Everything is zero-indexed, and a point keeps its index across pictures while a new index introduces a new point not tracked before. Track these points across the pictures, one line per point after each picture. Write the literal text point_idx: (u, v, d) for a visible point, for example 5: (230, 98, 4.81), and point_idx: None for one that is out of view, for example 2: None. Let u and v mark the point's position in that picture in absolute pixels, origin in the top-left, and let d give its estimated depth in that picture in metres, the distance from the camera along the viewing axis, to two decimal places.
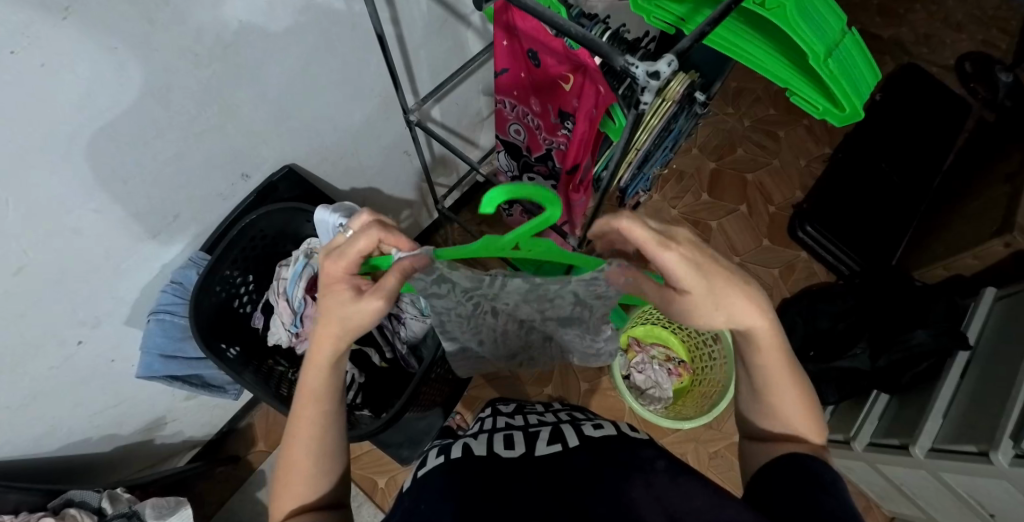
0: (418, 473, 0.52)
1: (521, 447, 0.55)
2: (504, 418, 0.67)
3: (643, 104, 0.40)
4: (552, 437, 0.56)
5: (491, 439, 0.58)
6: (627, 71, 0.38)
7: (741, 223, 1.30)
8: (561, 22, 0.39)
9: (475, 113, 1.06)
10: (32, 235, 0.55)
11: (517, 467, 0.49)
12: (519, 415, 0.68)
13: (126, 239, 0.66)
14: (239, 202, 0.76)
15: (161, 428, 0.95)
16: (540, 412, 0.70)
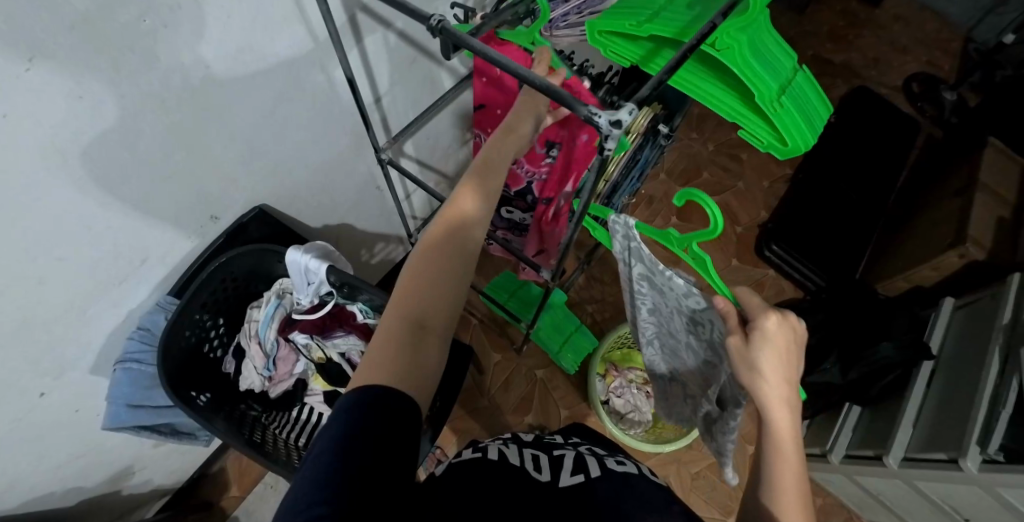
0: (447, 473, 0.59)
1: (547, 474, 0.59)
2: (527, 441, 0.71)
3: (606, 151, 0.42)
4: (573, 468, 0.61)
5: (523, 457, 0.63)
6: (591, 121, 0.39)
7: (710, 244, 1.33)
8: (527, 73, 0.40)
9: (448, 146, 1.08)
10: None
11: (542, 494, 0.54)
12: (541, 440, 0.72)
13: (93, 285, 0.64)
14: (209, 245, 0.75)
15: (129, 478, 0.91)
16: (559, 441, 0.73)
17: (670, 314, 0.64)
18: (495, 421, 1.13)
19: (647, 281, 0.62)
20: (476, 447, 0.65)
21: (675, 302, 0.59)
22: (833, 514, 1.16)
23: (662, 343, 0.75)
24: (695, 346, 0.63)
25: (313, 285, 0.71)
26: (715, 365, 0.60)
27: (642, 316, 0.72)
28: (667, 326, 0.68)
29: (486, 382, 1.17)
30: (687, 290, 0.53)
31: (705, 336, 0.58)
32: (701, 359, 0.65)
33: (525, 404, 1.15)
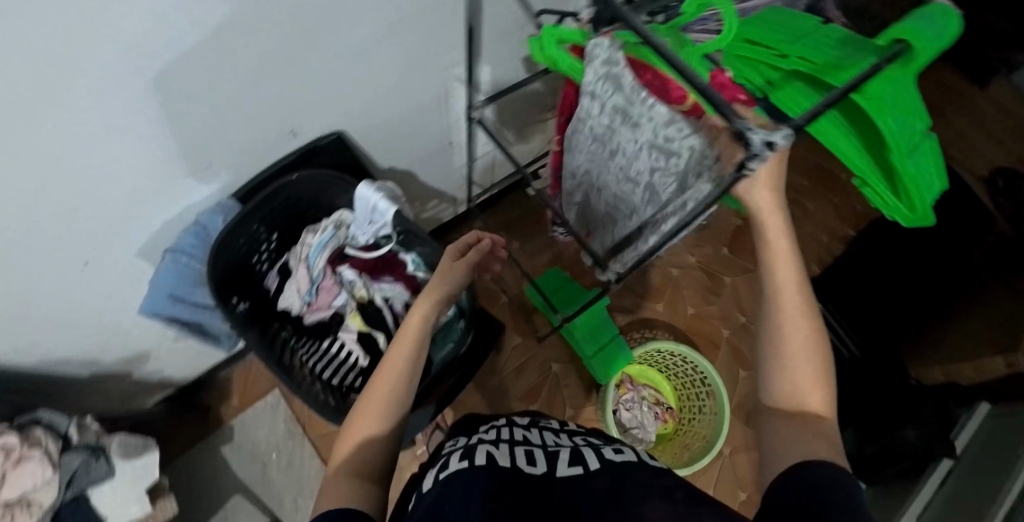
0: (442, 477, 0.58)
1: (544, 468, 0.59)
2: (520, 431, 0.72)
3: (747, 169, 0.42)
4: (572, 460, 0.61)
5: (513, 450, 0.63)
6: (744, 136, 0.39)
7: (754, 285, 1.24)
8: (689, 72, 0.39)
9: (526, 119, 1.05)
10: (75, 151, 0.52)
11: (541, 486, 0.54)
12: (534, 432, 0.72)
13: (164, 171, 0.63)
14: (281, 160, 0.74)
15: (145, 363, 0.91)
16: (554, 433, 0.74)
17: (633, 170, 0.67)
18: (499, 402, 1.13)
19: (623, 123, 0.63)
20: (468, 448, 0.64)
21: (643, 136, 0.61)
22: None
23: (608, 211, 0.78)
24: (652, 200, 0.67)
25: (375, 226, 0.72)
26: (668, 212, 0.64)
27: (601, 179, 0.74)
28: (624, 191, 0.71)
29: (499, 363, 1.16)
30: (671, 119, 0.56)
31: (674, 177, 0.61)
32: (650, 213, 0.69)
33: (533, 392, 1.14)
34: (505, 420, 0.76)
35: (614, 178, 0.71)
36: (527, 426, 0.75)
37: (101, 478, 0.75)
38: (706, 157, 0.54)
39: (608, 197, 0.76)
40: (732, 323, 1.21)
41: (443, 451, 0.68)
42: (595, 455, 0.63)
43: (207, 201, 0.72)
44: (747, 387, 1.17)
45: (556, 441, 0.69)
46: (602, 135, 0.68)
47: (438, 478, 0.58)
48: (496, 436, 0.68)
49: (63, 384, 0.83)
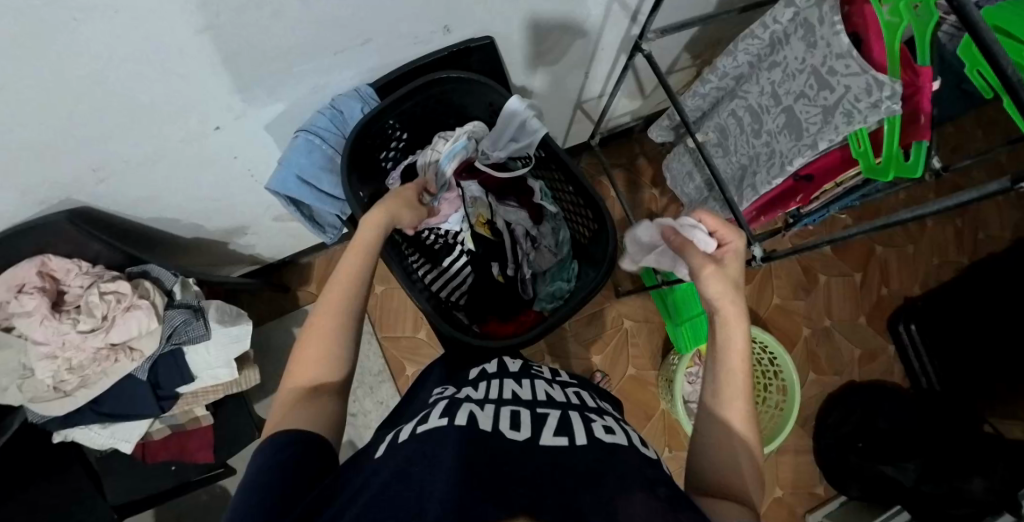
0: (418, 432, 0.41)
1: (529, 434, 0.41)
2: (508, 382, 0.52)
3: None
4: (558, 427, 0.43)
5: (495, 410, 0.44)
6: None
7: (845, 290, 1.20)
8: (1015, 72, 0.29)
9: (668, 64, 0.95)
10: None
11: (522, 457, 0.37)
12: (525, 381, 0.52)
13: (311, 44, 0.59)
14: (430, 54, 0.68)
15: (240, 236, 0.95)
16: (546, 380, 0.55)
17: (782, 89, 0.61)
18: (561, 347, 1.12)
19: (802, 37, 0.56)
20: (452, 403, 0.46)
21: (811, 64, 0.55)
22: None
23: (720, 129, 0.73)
24: (776, 132, 0.63)
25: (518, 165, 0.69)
26: (788, 148, 0.61)
27: (740, 92, 0.68)
28: (759, 109, 0.65)
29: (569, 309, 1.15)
30: (848, 53, 0.50)
31: (818, 113, 0.55)
32: (781, 144, 0.62)
33: (596, 344, 1.13)
34: (495, 367, 0.56)
35: (756, 93, 0.65)
36: (517, 375, 0.55)
37: (198, 337, 0.78)
38: (859, 102, 0.50)
39: (733, 113, 0.70)
40: (816, 324, 1.18)
41: (427, 401, 0.49)
42: (583, 427, 0.43)
43: (348, 85, 0.68)
44: (813, 391, 1.14)
45: (552, 397, 0.50)
46: (763, 48, 0.62)
47: (415, 432, 0.39)
48: (482, 393, 0.48)
49: (167, 236, 0.86)
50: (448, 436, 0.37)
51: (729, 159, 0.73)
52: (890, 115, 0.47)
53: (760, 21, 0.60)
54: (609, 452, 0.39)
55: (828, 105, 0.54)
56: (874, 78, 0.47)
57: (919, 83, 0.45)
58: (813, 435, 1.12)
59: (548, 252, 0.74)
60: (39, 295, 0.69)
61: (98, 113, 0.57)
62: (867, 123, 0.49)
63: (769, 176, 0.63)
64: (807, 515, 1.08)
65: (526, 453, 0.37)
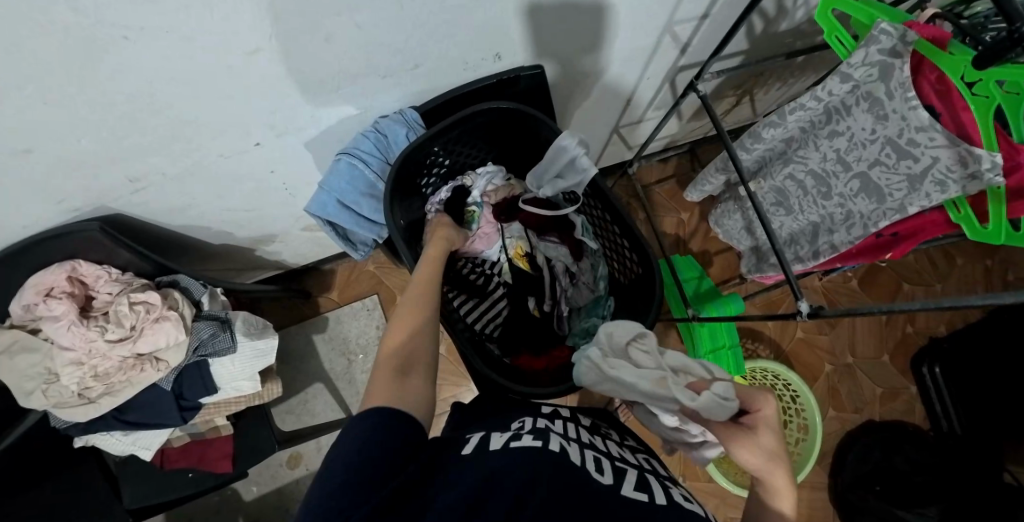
0: (511, 443, 0.42)
1: (611, 480, 0.42)
2: (583, 430, 0.52)
3: None
4: (638, 483, 0.43)
5: (580, 449, 0.45)
6: None
7: (870, 327, 1.18)
8: None
9: (711, 92, 0.93)
10: (286, 22, 0.47)
11: (608, 504, 0.37)
12: (598, 435, 0.53)
13: (361, 67, 0.58)
14: (477, 80, 0.66)
15: (268, 244, 0.94)
16: (618, 442, 0.55)
17: (850, 156, 0.59)
18: None
19: (866, 109, 0.54)
20: (538, 429, 0.47)
21: (884, 134, 0.54)
22: None
23: (779, 190, 0.71)
24: (850, 195, 0.61)
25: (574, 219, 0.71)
26: (869, 213, 0.59)
27: (796, 157, 0.66)
28: (824, 174, 0.63)
29: None
30: (929, 126, 0.49)
31: (901, 181, 0.54)
32: (862, 207, 0.60)
33: None
34: (568, 412, 0.57)
35: (818, 159, 0.63)
36: (591, 427, 0.56)
37: (225, 349, 0.77)
38: (952, 173, 0.49)
39: (791, 176, 0.68)
40: (838, 361, 1.17)
41: (504, 421, 0.50)
42: (661, 489, 0.44)
43: (393, 107, 0.67)
44: (831, 428, 1.13)
45: (625, 455, 0.51)
46: (817, 117, 0.60)
47: (509, 445, 0.42)
48: (562, 429, 0.49)
49: (197, 243, 0.85)
50: (536, 465, 0.39)
51: (796, 217, 0.71)
52: (990, 186, 0.46)
53: (812, 94, 0.57)
54: (686, 515, 0.39)
55: (917, 176, 0.52)
56: (970, 152, 0.46)
57: (1020, 159, 0.44)
58: (830, 472, 1.11)
59: (586, 289, 0.74)
60: (68, 300, 0.69)
61: (141, 127, 0.56)
62: (965, 191, 0.48)
63: (850, 236, 0.62)
64: None
65: (608, 492, 0.39)
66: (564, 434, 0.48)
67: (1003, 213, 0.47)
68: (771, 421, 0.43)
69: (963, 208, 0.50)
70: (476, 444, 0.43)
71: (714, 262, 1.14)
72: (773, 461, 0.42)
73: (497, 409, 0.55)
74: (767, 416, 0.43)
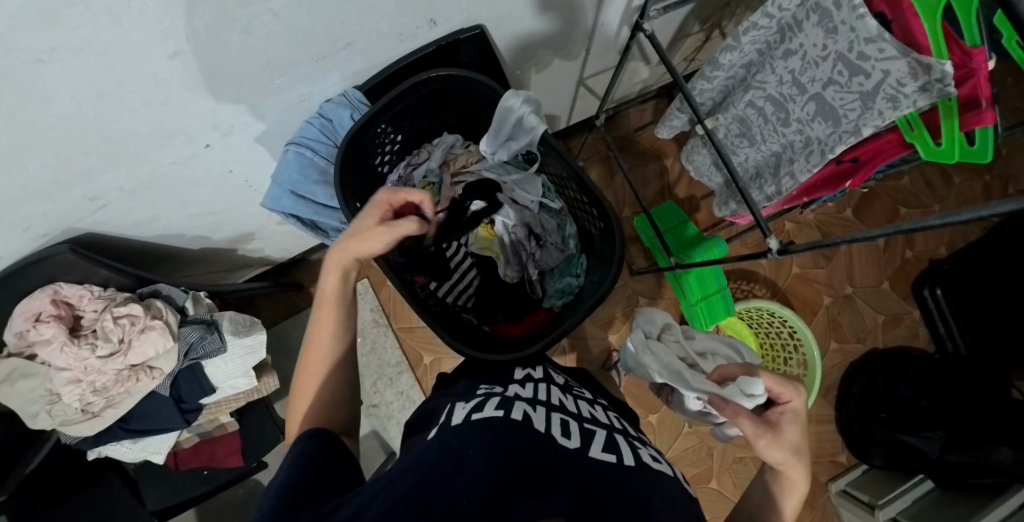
0: (471, 416, 0.44)
1: (577, 444, 0.43)
2: (555, 391, 0.55)
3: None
4: (605, 445, 0.45)
5: (546, 415, 0.47)
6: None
7: (868, 255, 1.16)
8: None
9: (676, 29, 0.89)
10: (200, 21, 0.45)
11: (567, 464, 0.39)
12: (570, 396, 0.55)
13: (291, 54, 0.56)
14: (416, 50, 0.64)
15: (247, 242, 0.95)
16: (589, 401, 0.58)
17: (805, 77, 0.56)
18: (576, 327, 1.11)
19: (817, 22, 0.52)
20: (505, 399, 0.48)
21: (834, 48, 0.51)
22: None
23: (740, 120, 0.68)
24: (808, 119, 0.58)
25: (524, 188, 0.71)
26: (825, 137, 0.57)
27: (754, 82, 0.63)
28: (781, 98, 0.60)
29: None
30: (878, 37, 0.46)
31: (854, 99, 0.52)
32: (820, 131, 0.57)
33: (613, 323, 1.12)
34: (542, 372, 0.59)
35: (774, 82, 0.60)
36: (562, 388, 0.57)
37: (216, 350, 0.80)
38: (903, 86, 0.46)
39: (751, 104, 0.65)
40: (836, 293, 1.15)
41: (474, 390, 0.51)
42: (628, 450, 0.46)
43: (335, 90, 0.66)
44: (834, 361, 1.13)
45: (595, 416, 0.53)
46: (772, 36, 0.57)
47: (469, 418, 0.44)
48: (529, 394, 0.51)
49: (175, 250, 0.86)
50: (500, 430, 0.41)
51: (758, 148, 0.68)
52: (943, 98, 0.44)
53: (763, 10, 0.55)
54: (650, 476, 0.42)
55: (869, 93, 0.50)
56: (918, 59, 0.44)
57: (974, 65, 0.41)
58: (836, 405, 1.11)
59: (555, 248, 0.72)
60: (56, 323, 0.71)
61: (84, 145, 0.56)
62: (916, 107, 0.46)
63: (809, 164, 0.59)
64: (830, 482, 1.08)
65: (568, 453, 0.41)
66: (532, 401, 0.49)
67: (954, 124, 0.45)
68: (798, 413, 0.48)
69: (918, 125, 0.49)
70: (440, 425, 0.45)
71: (700, 206, 1.12)
72: (796, 454, 0.46)
73: (467, 381, 0.56)
74: (795, 410, 0.48)
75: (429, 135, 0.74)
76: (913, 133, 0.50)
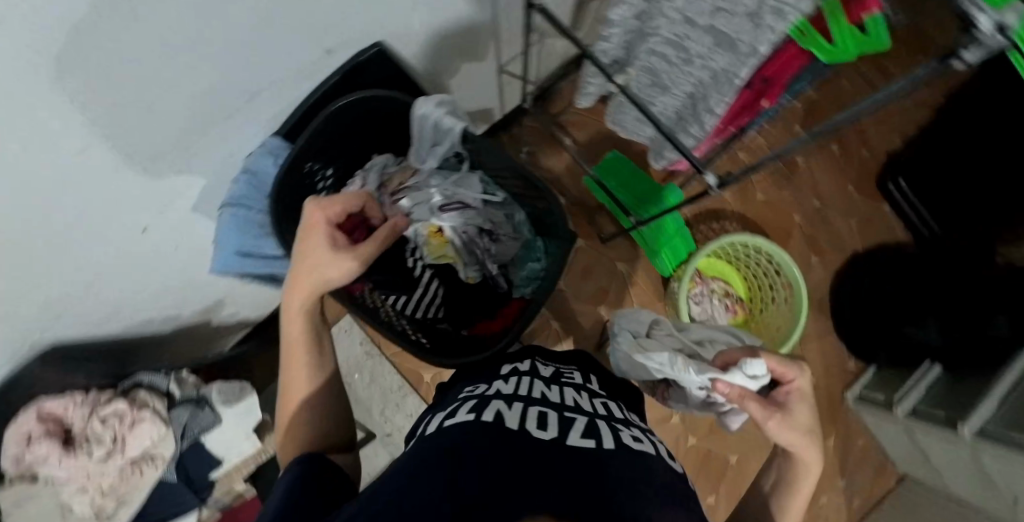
0: (445, 424, 0.45)
1: (554, 434, 0.44)
2: (538, 384, 0.55)
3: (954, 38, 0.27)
4: (584, 430, 0.46)
5: (523, 409, 0.48)
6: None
7: (829, 164, 1.16)
8: None
9: None
10: (96, 116, 0.45)
11: (541, 454, 0.40)
12: (555, 385, 0.56)
13: (201, 119, 0.56)
14: (323, 83, 0.64)
15: (219, 309, 0.94)
16: (577, 388, 0.58)
17: (693, 13, 0.56)
18: (563, 307, 1.11)
19: None
20: (482, 401, 0.49)
21: None
22: (872, 458, 1.16)
23: (648, 70, 0.68)
24: (708, 53, 0.59)
25: (463, 184, 0.70)
26: (728, 64, 0.57)
27: (650, 30, 0.63)
28: (679, 39, 0.60)
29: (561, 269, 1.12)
30: None
31: (742, 23, 0.52)
32: (722, 62, 0.58)
33: (597, 294, 1.12)
34: (527, 366, 0.59)
35: (667, 25, 0.60)
36: (549, 379, 0.58)
37: (210, 424, 0.81)
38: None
39: (654, 51, 0.65)
40: (806, 209, 1.15)
41: (457, 396, 0.52)
42: (608, 433, 0.47)
43: (254, 141, 0.66)
44: (821, 275, 1.14)
45: (578, 402, 0.53)
46: None
47: (443, 426, 0.44)
48: (511, 391, 0.51)
49: (148, 339, 0.85)
50: (477, 434, 0.42)
51: (674, 91, 0.68)
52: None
53: None
54: (630, 458, 0.43)
55: (752, 14, 0.50)
56: None
57: None
58: (832, 317, 1.12)
59: (510, 237, 0.75)
60: (45, 441, 0.70)
61: (19, 262, 0.55)
62: (802, 12, 0.47)
63: (722, 95, 0.60)
64: (847, 391, 1.12)
65: (553, 449, 0.42)
66: (507, 397, 0.50)
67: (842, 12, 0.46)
68: (802, 391, 0.54)
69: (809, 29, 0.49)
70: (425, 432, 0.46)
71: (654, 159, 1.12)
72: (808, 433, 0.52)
73: (456, 389, 0.56)
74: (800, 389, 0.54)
75: (358, 164, 0.73)
76: (804, 40, 0.50)
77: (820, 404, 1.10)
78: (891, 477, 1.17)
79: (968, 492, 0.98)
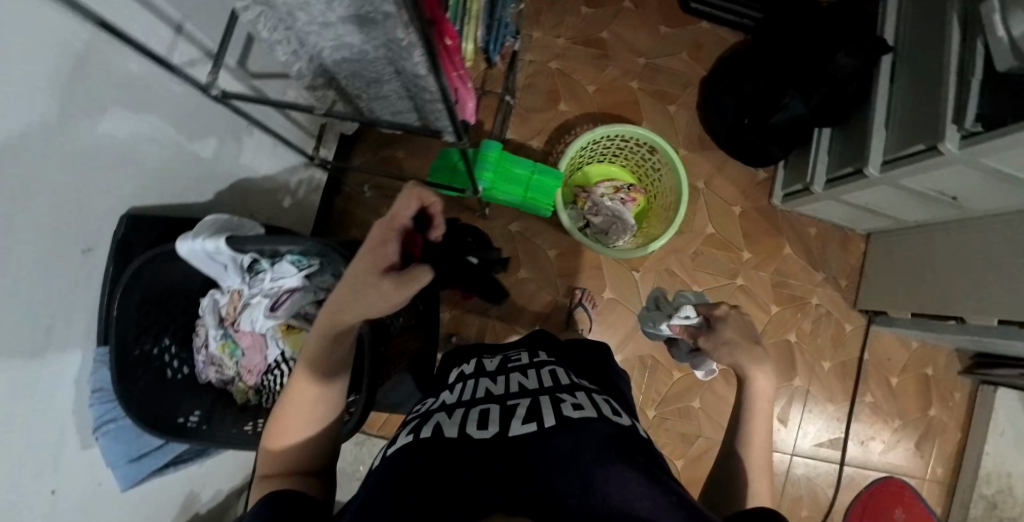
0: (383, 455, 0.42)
1: (495, 429, 0.41)
2: (485, 382, 0.53)
3: None
4: (526, 414, 0.44)
5: (465, 413, 0.45)
6: None
7: (631, 21, 1.18)
8: None
9: None
10: None
11: (482, 455, 0.37)
12: (501, 378, 0.54)
13: (36, 383, 0.54)
14: (104, 278, 0.64)
15: (197, 499, 0.90)
16: (524, 370, 0.56)
17: (319, 14, 0.50)
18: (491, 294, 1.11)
19: None
20: (425, 416, 0.46)
21: None
22: (832, 236, 1.18)
23: (354, 72, 0.62)
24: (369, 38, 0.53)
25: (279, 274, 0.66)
26: (386, 31, 0.50)
27: (316, 44, 0.57)
28: (340, 40, 0.55)
29: None
30: None
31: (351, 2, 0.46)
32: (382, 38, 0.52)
33: (513, 262, 1.12)
34: (472, 368, 0.59)
35: (319, 34, 0.54)
36: (495, 372, 0.56)
37: None
38: None
39: (338, 58, 0.59)
40: (637, 71, 1.17)
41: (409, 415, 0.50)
42: (550, 407, 0.44)
43: (83, 362, 0.63)
44: (684, 117, 1.17)
45: (523, 385, 0.51)
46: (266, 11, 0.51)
47: (385, 453, 0.41)
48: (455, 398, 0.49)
49: None
50: (418, 449, 0.39)
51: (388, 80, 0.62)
52: None
53: None
54: (574, 429, 0.40)
55: None
56: None
57: None
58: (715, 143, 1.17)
59: None
60: None
61: None
62: None
63: (410, 63, 0.54)
64: (772, 200, 1.17)
65: (494, 447, 0.39)
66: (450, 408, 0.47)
67: None
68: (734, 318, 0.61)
69: None
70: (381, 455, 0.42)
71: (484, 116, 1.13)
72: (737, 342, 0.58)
73: None
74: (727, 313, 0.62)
75: (188, 319, 0.70)
76: None
77: (738, 233, 1.16)
78: (859, 241, 1.19)
79: (918, 216, 1.01)
